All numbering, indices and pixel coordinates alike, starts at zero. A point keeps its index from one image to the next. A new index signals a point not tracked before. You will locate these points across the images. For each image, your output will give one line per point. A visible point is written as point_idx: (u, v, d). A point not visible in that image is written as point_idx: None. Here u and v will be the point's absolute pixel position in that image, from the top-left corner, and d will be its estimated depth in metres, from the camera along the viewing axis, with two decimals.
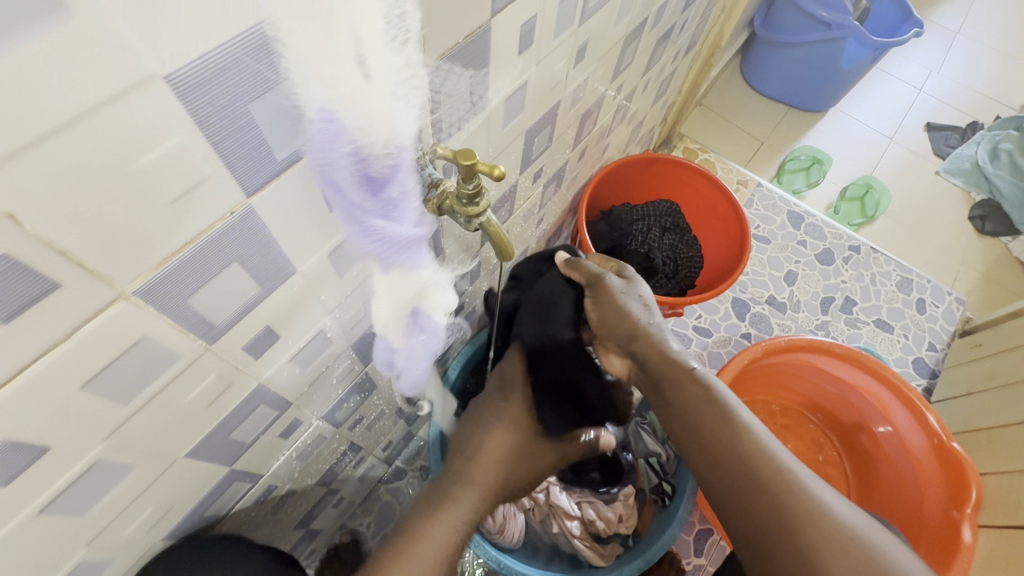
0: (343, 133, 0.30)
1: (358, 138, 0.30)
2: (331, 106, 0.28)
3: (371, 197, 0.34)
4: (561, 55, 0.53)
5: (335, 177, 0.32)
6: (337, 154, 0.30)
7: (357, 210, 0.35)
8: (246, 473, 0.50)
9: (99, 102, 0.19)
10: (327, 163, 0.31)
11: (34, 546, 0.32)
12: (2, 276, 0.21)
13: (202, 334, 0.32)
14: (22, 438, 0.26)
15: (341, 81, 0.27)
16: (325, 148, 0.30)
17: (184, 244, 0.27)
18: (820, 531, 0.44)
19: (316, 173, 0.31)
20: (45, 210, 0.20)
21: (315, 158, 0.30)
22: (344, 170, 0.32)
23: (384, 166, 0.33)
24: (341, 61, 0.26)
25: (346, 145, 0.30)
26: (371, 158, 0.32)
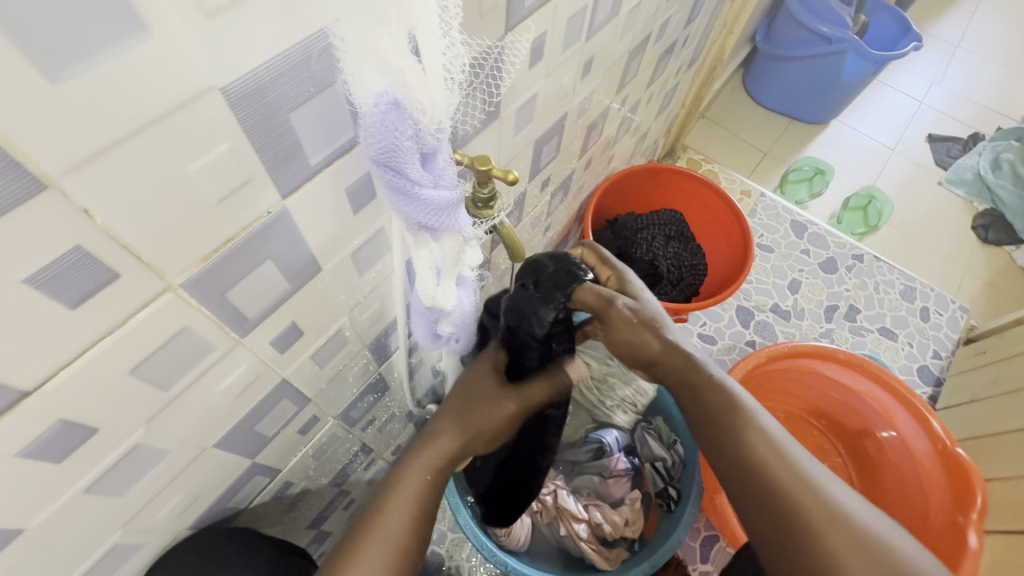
0: (405, 115, 0.29)
1: (419, 119, 0.29)
2: (394, 91, 0.28)
3: (425, 179, 0.32)
4: (568, 69, 0.56)
5: (396, 161, 0.30)
6: (401, 140, 0.29)
7: (408, 194, 0.32)
8: (267, 468, 0.52)
9: (165, 110, 0.22)
10: (392, 149, 0.29)
11: (77, 525, 0.34)
12: (73, 266, 0.23)
13: (236, 326, 0.34)
14: (76, 418, 0.28)
15: (399, 68, 0.27)
16: (388, 133, 0.29)
17: (224, 241, 0.29)
18: (833, 527, 0.46)
19: (376, 156, 0.30)
20: (114, 205, 0.23)
21: (377, 145, 0.29)
22: (407, 154, 0.30)
23: (434, 143, 0.31)
24: (399, 51, 0.26)
25: (410, 129, 0.29)
26: (428, 135, 0.30)
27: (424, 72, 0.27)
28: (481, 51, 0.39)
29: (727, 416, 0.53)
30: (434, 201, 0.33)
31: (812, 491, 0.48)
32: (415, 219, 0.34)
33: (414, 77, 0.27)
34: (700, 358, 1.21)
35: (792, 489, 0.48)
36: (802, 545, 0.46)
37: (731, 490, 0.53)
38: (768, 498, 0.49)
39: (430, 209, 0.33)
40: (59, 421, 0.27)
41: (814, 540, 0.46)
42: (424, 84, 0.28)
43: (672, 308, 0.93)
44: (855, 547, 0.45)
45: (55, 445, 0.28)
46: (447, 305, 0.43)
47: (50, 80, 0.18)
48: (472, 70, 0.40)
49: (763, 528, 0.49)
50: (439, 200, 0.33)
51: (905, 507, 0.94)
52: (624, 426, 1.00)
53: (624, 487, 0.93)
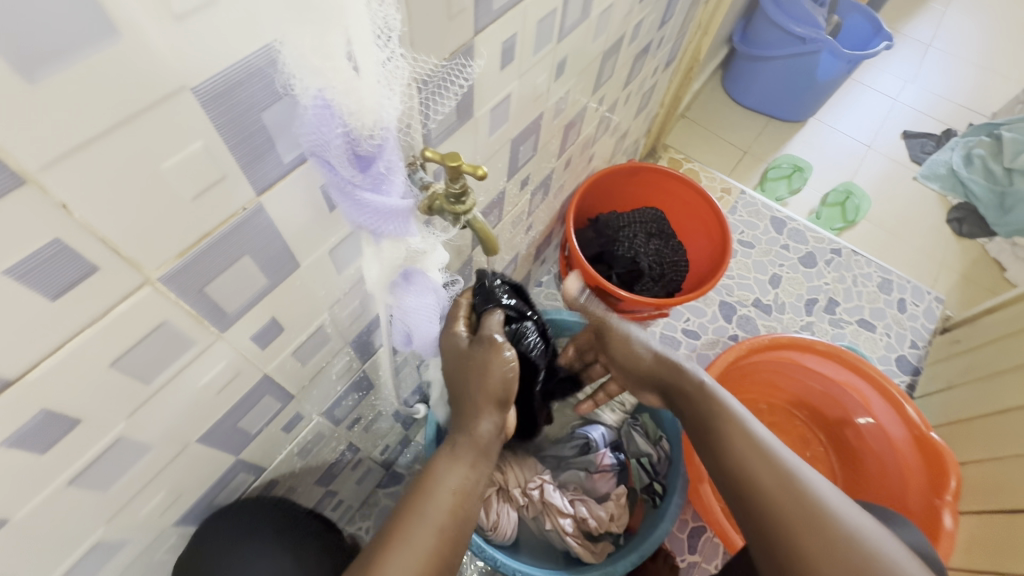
0: (336, 116, 0.30)
1: (350, 121, 0.30)
2: (326, 92, 0.29)
3: (360, 180, 0.34)
4: (541, 70, 0.58)
5: (329, 158, 0.32)
6: (331, 136, 0.31)
7: (347, 192, 0.34)
8: (252, 465, 0.53)
9: (137, 110, 0.23)
10: (322, 146, 0.31)
11: (64, 517, 0.35)
12: (51, 261, 0.24)
13: (216, 321, 0.36)
14: (58, 409, 0.29)
15: (333, 71, 0.28)
16: (319, 130, 0.30)
17: (200, 237, 0.30)
18: (807, 525, 0.44)
19: (309, 151, 0.31)
20: (90, 201, 0.24)
21: (309, 140, 0.31)
22: (337, 151, 0.31)
23: (373, 146, 0.32)
24: (334, 54, 0.28)
25: (340, 128, 0.31)
26: (362, 137, 0.32)
27: (358, 78, 0.29)
28: (451, 53, 0.41)
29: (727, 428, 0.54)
30: (369, 202, 0.35)
31: (788, 491, 0.47)
32: (354, 215, 0.36)
33: (346, 80, 0.29)
34: (684, 353, 1.23)
35: (766, 489, 0.48)
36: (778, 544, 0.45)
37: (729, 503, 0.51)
38: (752, 497, 0.49)
39: (363, 208, 0.35)
40: (42, 412, 0.28)
41: (788, 538, 0.45)
42: (357, 88, 0.29)
43: (653, 302, 0.96)
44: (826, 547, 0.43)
45: (37, 436, 0.29)
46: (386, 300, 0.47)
47: (24, 80, 0.19)
48: (443, 73, 0.41)
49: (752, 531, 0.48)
50: (377, 203, 0.35)
51: (886, 493, 0.97)
52: (612, 423, 1.02)
53: (610, 483, 0.93)
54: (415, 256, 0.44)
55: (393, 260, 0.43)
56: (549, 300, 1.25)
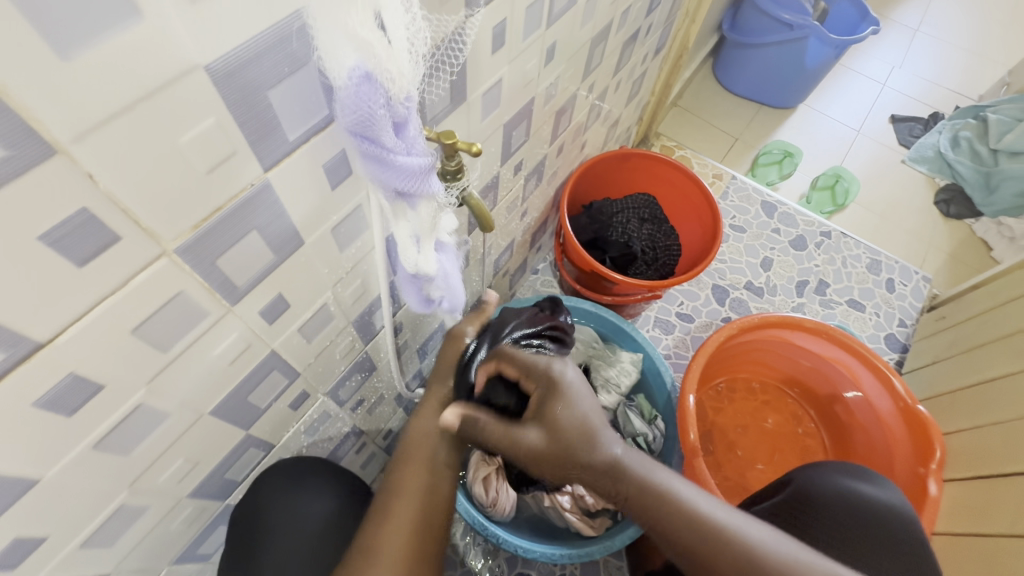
0: (376, 86, 0.31)
1: (389, 88, 0.32)
2: (365, 63, 0.30)
3: (398, 146, 0.35)
4: (531, 55, 0.60)
5: (372, 130, 0.33)
6: (375, 109, 0.32)
7: (383, 160, 0.35)
8: (261, 441, 0.55)
9: (158, 86, 0.25)
10: (367, 120, 0.32)
11: (87, 482, 0.37)
12: (80, 229, 0.26)
13: (227, 294, 0.38)
14: (85, 374, 0.31)
15: (367, 41, 0.30)
16: (362, 105, 0.31)
17: (213, 211, 0.32)
18: None
19: (352, 124, 0.32)
20: (115, 174, 0.26)
21: (352, 115, 0.32)
22: (381, 123, 0.32)
23: (403, 111, 0.34)
24: (365, 25, 0.29)
25: (381, 98, 0.32)
26: (398, 103, 0.33)
27: (391, 47, 0.31)
28: (447, 36, 0.42)
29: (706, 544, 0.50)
30: (406, 167, 0.36)
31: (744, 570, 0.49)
32: (392, 184, 0.37)
33: (382, 50, 0.30)
34: (678, 336, 1.26)
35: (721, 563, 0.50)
36: None
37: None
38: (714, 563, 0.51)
39: (403, 174, 0.36)
40: (70, 375, 0.30)
41: None
42: (392, 56, 0.31)
43: (646, 284, 0.98)
44: None
45: (67, 398, 0.31)
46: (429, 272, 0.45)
47: (62, 56, 0.21)
48: (439, 55, 0.43)
49: None
50: (411, 166, 0.36)
51: (875, 465, 1.00)
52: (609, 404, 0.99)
53: None
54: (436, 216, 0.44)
55: (425, 224, 0.43)
56: (545, 287, 1.28)
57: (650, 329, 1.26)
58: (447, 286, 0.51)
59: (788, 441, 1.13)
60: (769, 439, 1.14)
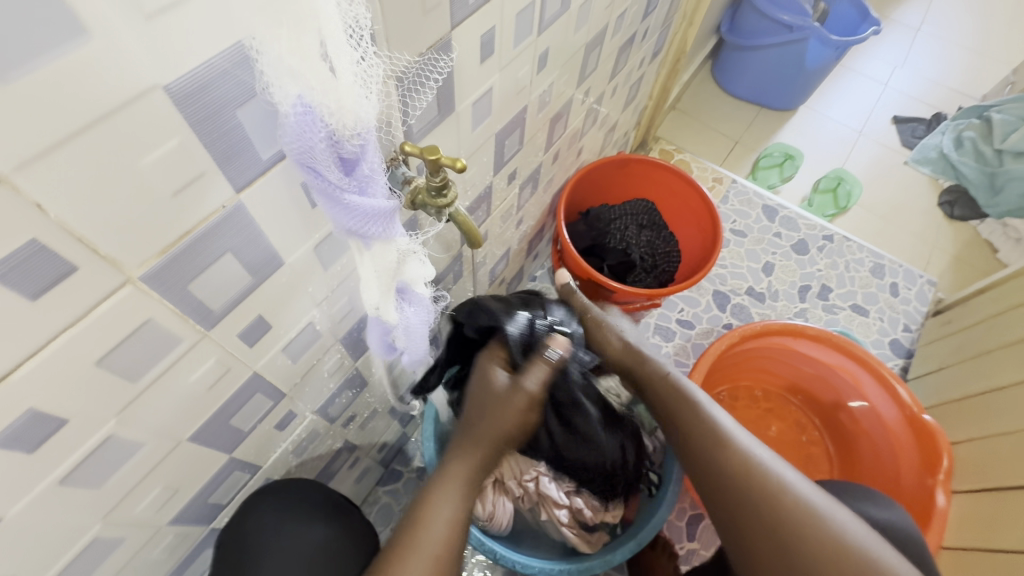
0: (318, 121, 0.30)
1: (331, 122, 0.30)
2: (306, 96, 0.29)
3: (345, 183, 0.34)
4: (522, 63, 0.58)
5: (314, 163, 0.32)
6: (315, 141, 0.31)
7: (334, 197, 0.34)
8: (246, 463, 0.54)
9: (110, 108, 0.24)
10: (307, 152, 0.31)
11: (56, 516, 0.35)
12: (30, 261, 0.24)
13: (201, 319, 0.36)
14: (45, 409, 0.29)
15: (309, 72, 0.28)
16: (303, 135, 0.30)
17: (181, 235, 0.31)
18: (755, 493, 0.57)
19: (295, 159, 0.32)
20: (66, 202, 0.24)
21: (295, 147, 0.31)
22: (322, 156, 0.32)
23: (356, 148, 0.33)
24: (308, 55, 0.28)
25: (322, 131, 0.31)
26: (345, 140, 0.32)
27: (336, 79, 0.29)
28: (429, 46, 0.41)
29: (732, 467, 0.59)
30: (356, 204, 0.35)
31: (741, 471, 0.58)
32: (344, 222, 0.36)
33: (324, 83, 0.29)
34: (679, 343, 1.24)
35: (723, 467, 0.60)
36: (740, 502, 0.58)
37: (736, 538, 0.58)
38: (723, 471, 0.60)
39: (351, 211, 0.35)
40: (30, 411, 0.29)
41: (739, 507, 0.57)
42: (335, 89, 0.29)
43: (645, 293, 0.96)
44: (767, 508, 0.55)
45: (25, 435, 0.29)
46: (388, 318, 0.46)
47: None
48: (422, 67, 0.42)
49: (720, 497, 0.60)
50: (365, 205, 0.36)
51: (879, 474, 0.98)
52: None
53: (607, 474, 0.92)
54: (401, 263, 0.43)
55: (389, 272, 0.42)
56: None
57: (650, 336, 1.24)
58: (411, 337, 0.52)
59: (792, 449, 1.12)
60: (772, 448, 1.12)
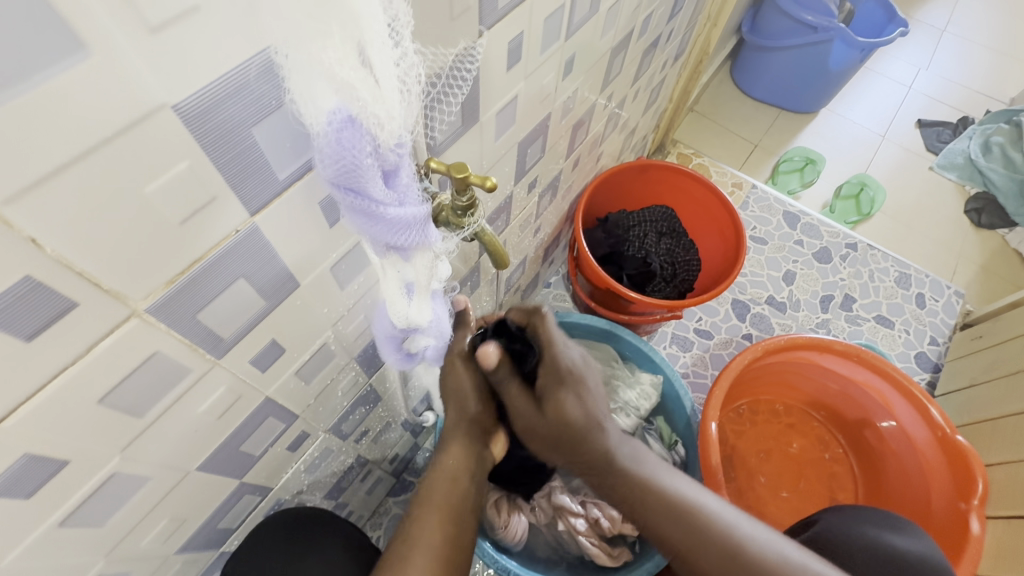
0: (362, 131, 0.27)
1: (377, 134, 0.28)
2: (346, 107, 0.26)
3: (388, 197, 0.30)
4: (549, 69, 0.55)
5: (359, 181, 0.28)
6: (362, 157, 0.28)
7: (374, 214, 0.30)
8: (257, 486, 0.52)
9: (112, 132, 0.21)
10: (351, 170, 0.28)
11: (57, 556, 0.33)
12: (26, 299, 0.22)
13: (212, 348, 0.34)
14: (43, 452, 0.27)
15: (350, 83, 0.26)
16: (347, 152, 0.27)
17: (192, 262, 0.28)
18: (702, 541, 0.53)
19: (337, 176, 0.28)
20: (65, 235, 0.22)
21: (334, 166, 0.27)
22: (370, 171, 0.28)
23: (394, 159, 0.30)
24: (347, 64, 0.25)
25: (368, 145, 0.28)
26: (388, 150, 0.29)
27: (378, 87, 0.27)
28: (457, 53, 0.38)
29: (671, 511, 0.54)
30: (399, 219, 0.31)
31: (684, 517, 0.54)
32: (383, 239, 0.33)
33: (368, 92, 0.26)
34: (696, 353, 1.20)
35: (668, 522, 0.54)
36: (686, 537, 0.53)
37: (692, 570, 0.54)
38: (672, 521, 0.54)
39: (395, 227, 0.32)
40: (25, 457, 0.26)
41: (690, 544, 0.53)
42: (378, 98, 0.27)
43: (666, 305, 0.93)
44: (711, 546, 0.52)
45: (22, 480, 0.27)
46: (420, 323, 0.42)
47: None
48: (451, 72, 0.39)
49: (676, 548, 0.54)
50: (404, 218, 0.32)
51: (909, 495, 0.94)
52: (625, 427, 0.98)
53: None
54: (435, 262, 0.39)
55: (425, 269, 0.38)
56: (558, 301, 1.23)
57: (667, 346, 1.21)
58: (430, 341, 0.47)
59: (813, 467, 1.08)
60: (794, 465, 1.09)
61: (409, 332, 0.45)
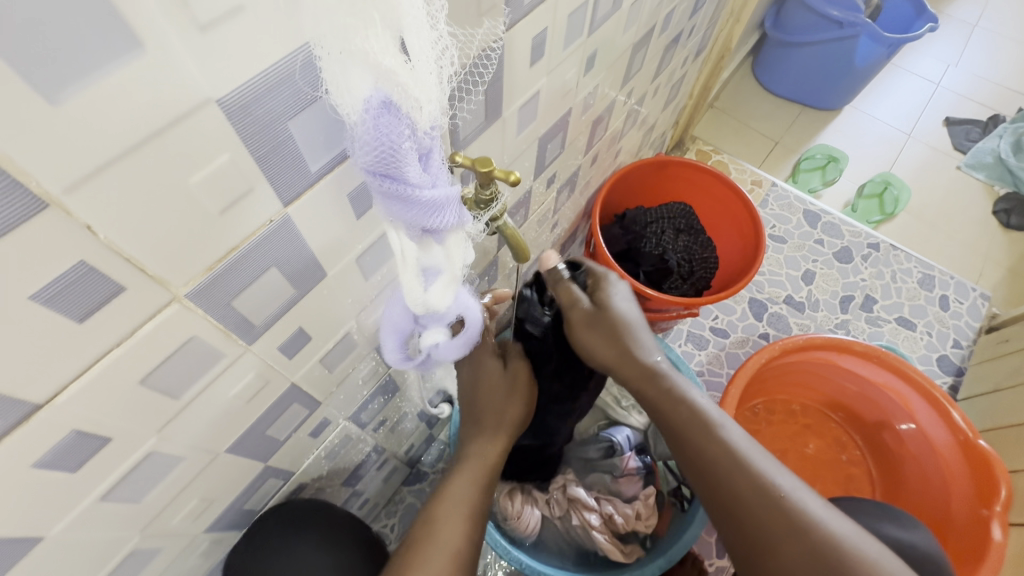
0: (399, 116, 0.28)
1: (412, 117, 0.28)
2: (385, 91, 0.27)
3: (425, 180, 0.31)
4: (571, 65, 0.55)
5: (396, 166, 0.29)
6: (400, 141, 0.28)
7: (408, 201, 0.30)
8: (279, 471, 0.53)
9: (161, 126, 0.22)
10: (388, 155, 0.28)
11: (97, 530, 0.35)
12: (79, 282, 0.23)
13: (244, 334, 0.35)
14: (89, 429, 0.29)
15: (389, 69, 0.26)
16: (386, 137, 0.27)
17: (228, 251, 0.29)
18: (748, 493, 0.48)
19: (375, 164, 0.28)
20: (115, 222, 0.23)
21: (373, 152, 0.28)
22: (406, 156, 0.29)
23: (427, 142, 0.31)
24: (387, 51, 0.26)
25: (405, 129, 0.28)
26: (423, 133, 0.30)
27: (414, 71, 0.27)
28: (483, 45, 0.39)
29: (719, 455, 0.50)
30: (433, 201, 0.31)
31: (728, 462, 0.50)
32: (416, 226, 0.33)
33: (406, 77, 0.27)
34: (712, 352, 1.20)
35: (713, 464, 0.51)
36: (731, 483, 0.49)
37: (729, 524, 0.50)
38: (718, 466, 0.50)
39: (430, 212, 0.32)
40: (73, 432, 0.28)
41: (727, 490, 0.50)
42: (413, 82, 0.28)
43: (683, 302, 0.93)
44: (759, 501, 0.48)
45: (69, 455, 0.29)
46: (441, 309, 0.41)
47: (51, 100, 0.18)
48: (475, 63, 0.40)
49: (716, 496, 0.51)
50: (440, 202, 0.32)
51: (928, 499, 0.93)
52: (638, 425, 1.00)
53: (636, 486, 0.91)
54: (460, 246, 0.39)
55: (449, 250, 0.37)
56: None
57: (682, 344, 1.20)
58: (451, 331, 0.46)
59: (830, 468, 1.08)
60: (811, 465, 1.09)
61: (432, 323, 0.45)
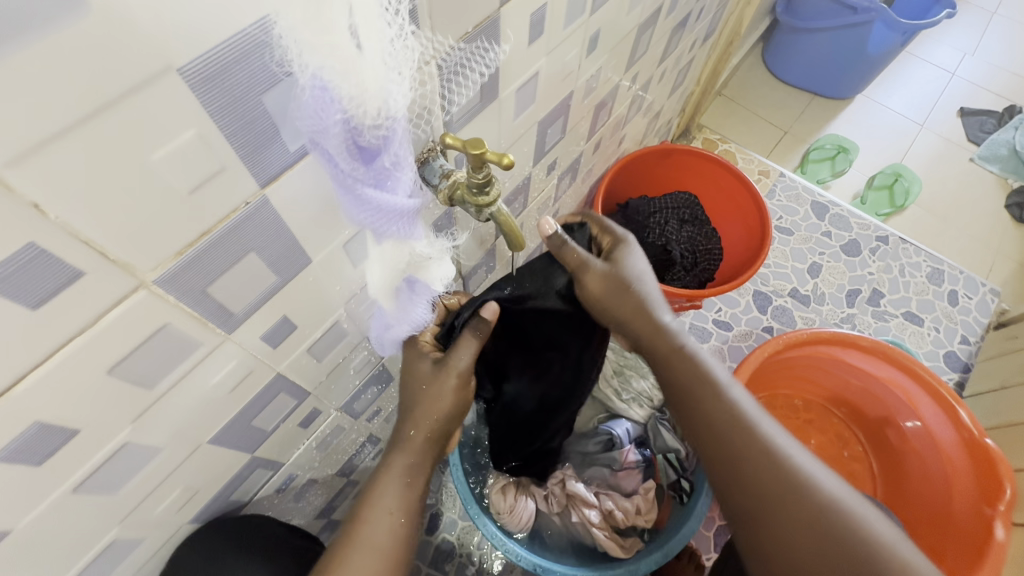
0: (335, 102, 0.26)
1: (351, 108, 0.27)
2: (323, 74, 0.25)
3: (358, 173, 0.30)
4: (572, 45, 0.53)
5: (326, 146, 0.28)
6: (329, 124, 0.27)
7: (348, 187, 0.31)
8: (268, 461, 0.52)
9: (115, 95, 0.20)
10: (317, 131, 0.27)
11: (71, 522, 0.34)
12: (31, 266, 0.22)
13: (222, 323, 0.33)
14: (54, 421, 0.27)
15: (333, 47, 0.25)
16: (316, 115, 0.27)
17: (200, 235, 0.28)
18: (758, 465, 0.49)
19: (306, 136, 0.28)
20: (69, 201, 0.21)
21: (305, 124, 0.27)
22: (335, 140, 0.28)
23: (377, 139, 0.29)
24: (330, 29, 0.24)
25: (340, 115, 0.27)
26: (364, 129, 0.28)
27: (360, 59, 0.26)
28: (475, 26, 0.37)
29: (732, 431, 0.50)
30: (372, 201, 0.32)
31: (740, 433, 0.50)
32: (353, 212, 0.33)
33: (343, 59, 0.25)
34: (715, 345, 1.18)
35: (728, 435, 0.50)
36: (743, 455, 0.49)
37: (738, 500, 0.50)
38: (730, 437, 0.50)
39: (361, 203, 0.32)
40: (37, 424, 0.27)
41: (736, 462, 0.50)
42: (356, 68, 0.26)
43: (685, 294, 0.91)
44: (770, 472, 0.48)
45: (36, 446, 0.27)
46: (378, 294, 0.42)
47: None
48: (468, 45, 0.37)
49: (727, 469, 0.50)
50: (375, 200, 0.32)
51: (928, 497, 0.91)
52: (638, 419, 0.95)
53: (636, 480, 0.90)
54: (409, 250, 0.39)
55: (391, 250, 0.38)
56: None
57: None
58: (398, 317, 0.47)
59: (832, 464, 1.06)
60: None
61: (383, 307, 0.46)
